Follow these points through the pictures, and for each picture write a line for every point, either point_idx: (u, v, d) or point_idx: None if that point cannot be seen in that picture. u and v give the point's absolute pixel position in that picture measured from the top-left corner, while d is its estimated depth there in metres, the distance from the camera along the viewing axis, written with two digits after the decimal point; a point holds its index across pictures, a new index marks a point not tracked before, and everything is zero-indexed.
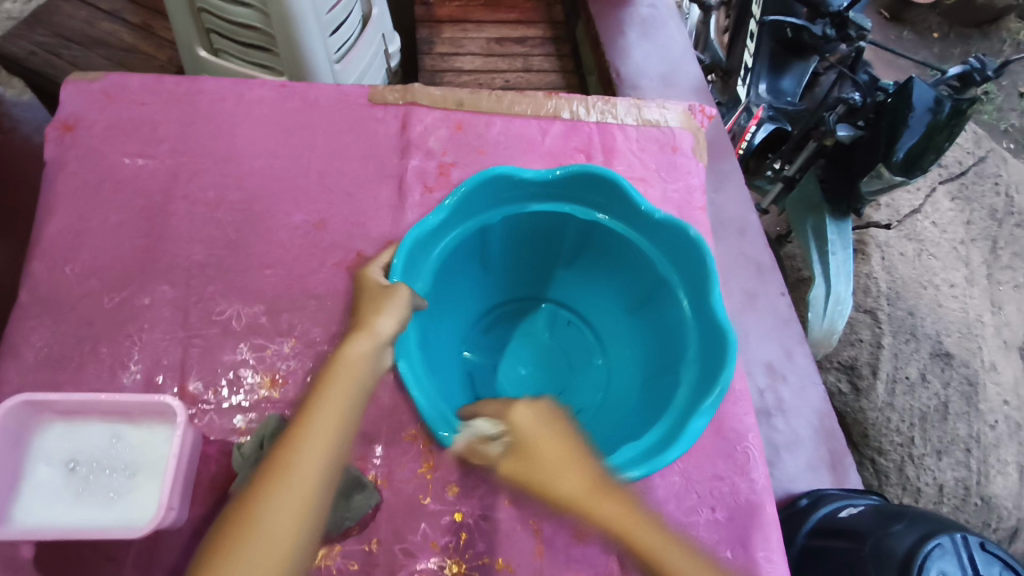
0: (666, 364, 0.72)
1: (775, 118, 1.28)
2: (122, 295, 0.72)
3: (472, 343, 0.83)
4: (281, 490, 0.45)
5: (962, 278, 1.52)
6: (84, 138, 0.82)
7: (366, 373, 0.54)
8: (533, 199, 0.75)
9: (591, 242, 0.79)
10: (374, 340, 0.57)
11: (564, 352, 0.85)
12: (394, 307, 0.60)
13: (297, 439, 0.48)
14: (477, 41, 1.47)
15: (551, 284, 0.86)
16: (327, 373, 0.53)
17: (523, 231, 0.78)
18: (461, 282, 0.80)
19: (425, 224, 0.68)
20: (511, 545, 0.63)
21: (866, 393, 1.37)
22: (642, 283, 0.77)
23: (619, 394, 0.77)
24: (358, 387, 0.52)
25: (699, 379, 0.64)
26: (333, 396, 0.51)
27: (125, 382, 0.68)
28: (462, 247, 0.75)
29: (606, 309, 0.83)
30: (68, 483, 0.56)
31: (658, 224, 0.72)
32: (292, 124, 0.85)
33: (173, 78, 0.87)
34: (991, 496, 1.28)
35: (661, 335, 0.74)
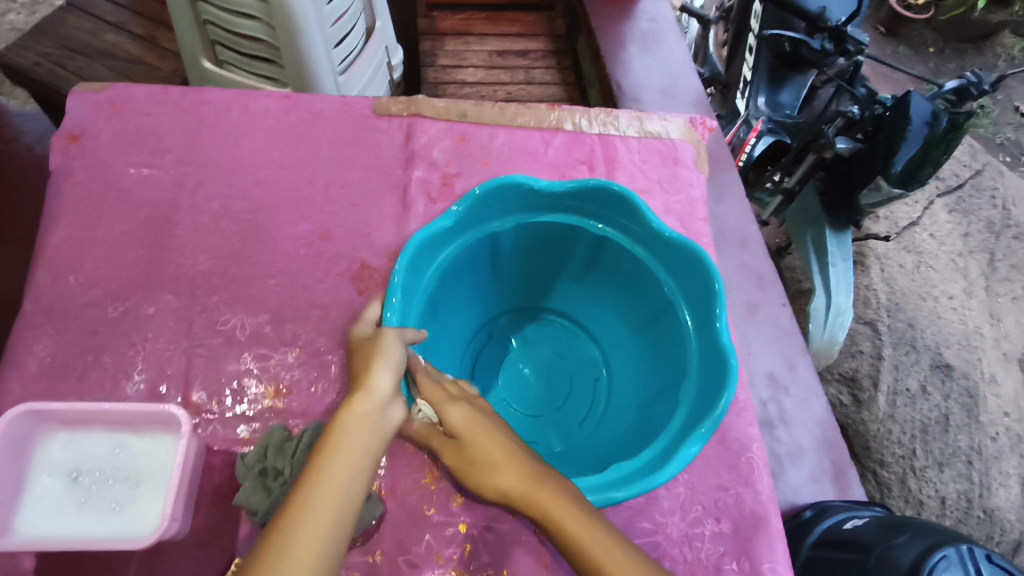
0: (666, 384, 0.72)
1: (775, 131, 1.26)
2: (126, 304, 0.72)
3: (478, 341, 0.85)
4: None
5: (961, 290, 1.52)
6: (91, 148, 0.82)
7: (370, 433, 0.50)
8: (566, 211, 0.76)
9: (619, 267, 0.79)
10: (375, 398, 0.53)
11: (565, 362, 0.86)
12: (389, 360, 0.56)
13: (292, 523, 0.44)
14: (479, 54, 1.49)
15: (576, 304, 0.86)
16: (329, 438, 0.49)
17: (553, 241, 0.79)
18: (481, 280, 0.81)
19: (433, 227, 0.69)
20: (514, 557, 0.63)
21: (867, 404, 1.37)
22: (661, 320, 0.76)
23: (618, 409, 0.78)
24: (359, 457, 0.48)
25: (692, 420, 0.63)
26: (331, 470, 0.47)
27: (128, 391, 0.68)
28: (485, 247, 0.76)
29: (622, 342, 0.83)
30: (70, 493, 0.56)
31: (688, 265, 0.71)
32: (297, 135, 0.85)
33: (179, 89, 0.88)
34: (994, 509, 1.28)
35: (667, 371, 0.73)
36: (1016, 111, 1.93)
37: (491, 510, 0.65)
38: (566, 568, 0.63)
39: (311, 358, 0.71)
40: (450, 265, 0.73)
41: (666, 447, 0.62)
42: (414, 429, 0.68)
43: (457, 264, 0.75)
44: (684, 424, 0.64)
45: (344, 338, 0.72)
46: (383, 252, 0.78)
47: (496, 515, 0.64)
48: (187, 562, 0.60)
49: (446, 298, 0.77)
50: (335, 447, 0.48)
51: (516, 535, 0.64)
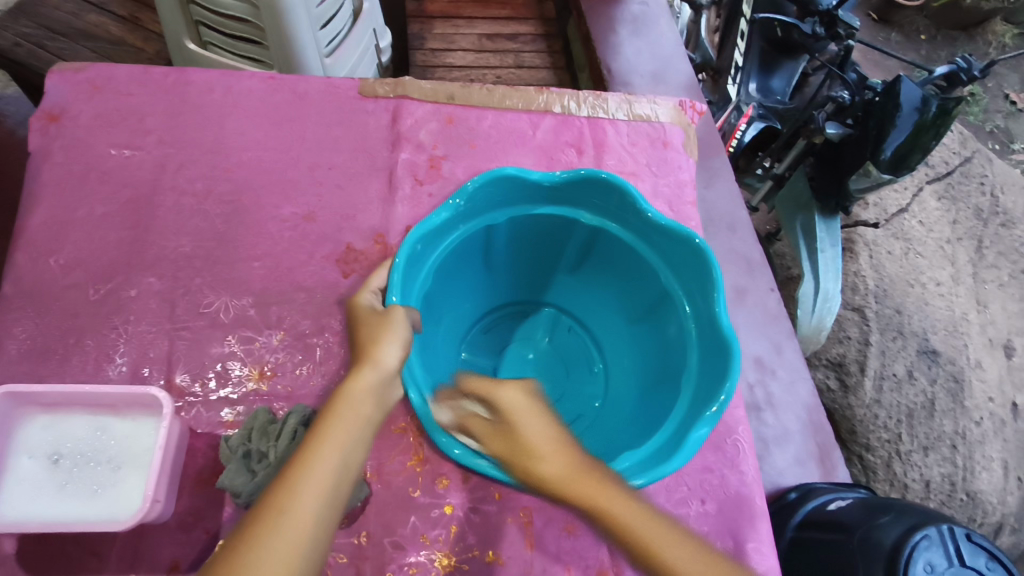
0: (664, 376, 0.72)
1: (765, 116, 1.29)
2: (108, 287, 0.71)
3: (478, 332, 0.85)
4: (275, 531, 0.41)
5: (948, 276, 1.53)
6: (70, 129, 0.81)
7: (375, 407, 0.51)
8: (566, 203, 0.75)
9: (618, 259, 0.78)
10: (379, 371, 0.53)
11: (563, 357, 0.85)
12: (395, 333, 0.57)
13: (294, 479, 0.43)
14: (469, 37, 1.47)
15: (575, 297, 0.86)
16: (330, 407, 0.49)
17: (553, 233, 0.78)
18: (481, 271, 0.81)
19: (431, 220, 0.68)
20: (501, 538, 0.63)
21: (854, 389, 1.39)
22: (659, 311, 0.75)
23: (617, 401, 0.78)
24: (362, 427, 0.49)
25: (692, 409, 0.63)
26: (333, 436, 0.47)
27: (110, 374, 0.67)
28: (483, 238, 0.76)
29: (621, 332, 0.82)
30: (51, 476, 0.55)
31: (689, 258, 0.70)
32: (281, 116, 0.84)
33: (161, 69, 0.86)
34: (977, 492, 1.30)
35: (666, 360, 0.73)
36: (1006, 99, 1.94)
37: (477, 492, 0.65)
38: (550, 549, 0.64)
39: (296, 341, 0.70)
40: (450, 252, 0.73)
41: (666, 435, 0.62)
42: (401, 412, 0.67)
43: (455, 254, 0.74)
44: (684, 413, 0.63)
45: (328, 320, 0.72)
46: (369, 235, 0.77)
47: (482, 496, 0.65)
48: (171, 545, 0.60)
49: (444, 289, 0.76)
50: (341, 414, 0.48)
51: (502, 516, 0.64)
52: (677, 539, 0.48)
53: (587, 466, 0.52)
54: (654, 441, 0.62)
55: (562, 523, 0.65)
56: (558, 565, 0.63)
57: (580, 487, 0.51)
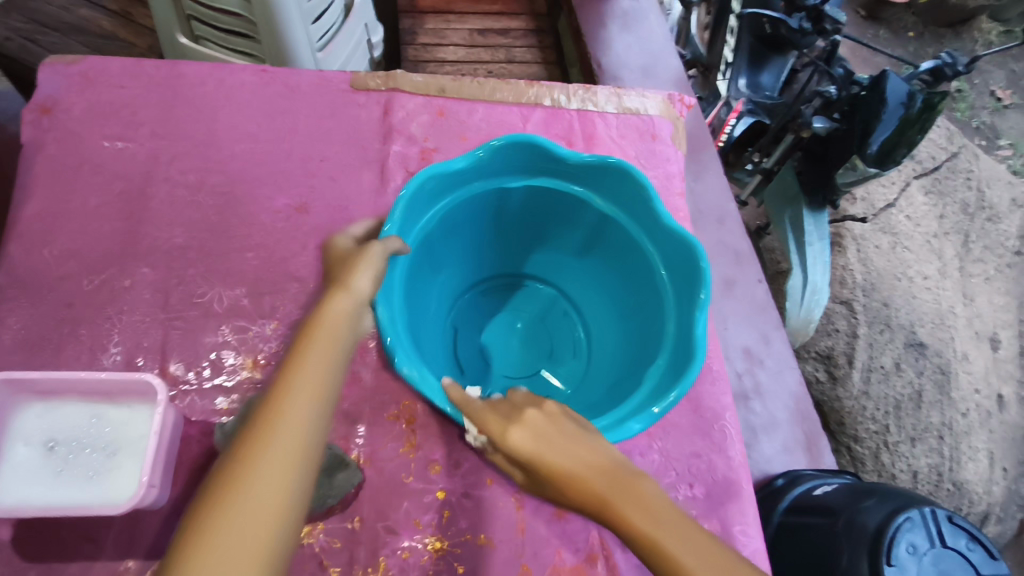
0: (644, 350, 0.73)
1: (754, 111, 1.30)
2: (102, 277, 0.72)
3: (477, 291, 0.88)
4: (250, 488, 0.38)
5: (935, 270, 1.55)
6: (62, 121, 0.81)
7: (344, 336, 0.48)
8: (582, 183, 0.76)
9: (620, 251, 0.78)
10: (354, 297, 0.51)
11: (550, 330, 0.87)
12: (367, 264, 0.55)
13: (267, 435, 0.40)
14: (460, 32, 1.49)
15: (563, 271, 0.87)
16: (305, 334, 0.47)
17: (566, 212, 0.79)
18: (490, 233, 0.82)
19: (449, 165, 0.69)
20: (492, 522, 0.64)
21: (843, 381, 1.42)
22: (647, 306, 0.75)
23: (598, 376, 0.79)
24: (332, 360, 0.46)
25: (655, 394, 0.63)
26: (310, 363, 0.45)
27: (104, 363, 0.68)
28: (496, 201, 0.77)
29: (609, 324, 0.82)
30: (46, 462, 0.56)
31: (685, 261, 0.69)
32: (273, 109, 0.85)
33: (153, 61, 0.87)
34: (963, 482, 1.33)
35: (642, 349, 0.73)
36: (993, 96, 1.97)
37: (469, 478, 0.66)
38: (542, 532, 0.65)
39: (289, 330, 0.71)
40: (454, 212, 0.74)
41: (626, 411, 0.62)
42: (393, 399, 0.68)
43: (464, 211, 0.76)
44: (646, 395, 0.64)
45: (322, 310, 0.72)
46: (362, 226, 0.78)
47: (474, 482, 0.66)
48: (166, 530, 0.60)
49: (433, 260, 0.77)
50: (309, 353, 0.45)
51: (494, 501, 0.65)
52: (682, 535, 0.44)
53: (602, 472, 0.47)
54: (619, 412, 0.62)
55: (553, 508, 0.66)
56: (549, 548, 0.64)
57: (580, 485, 0.47)
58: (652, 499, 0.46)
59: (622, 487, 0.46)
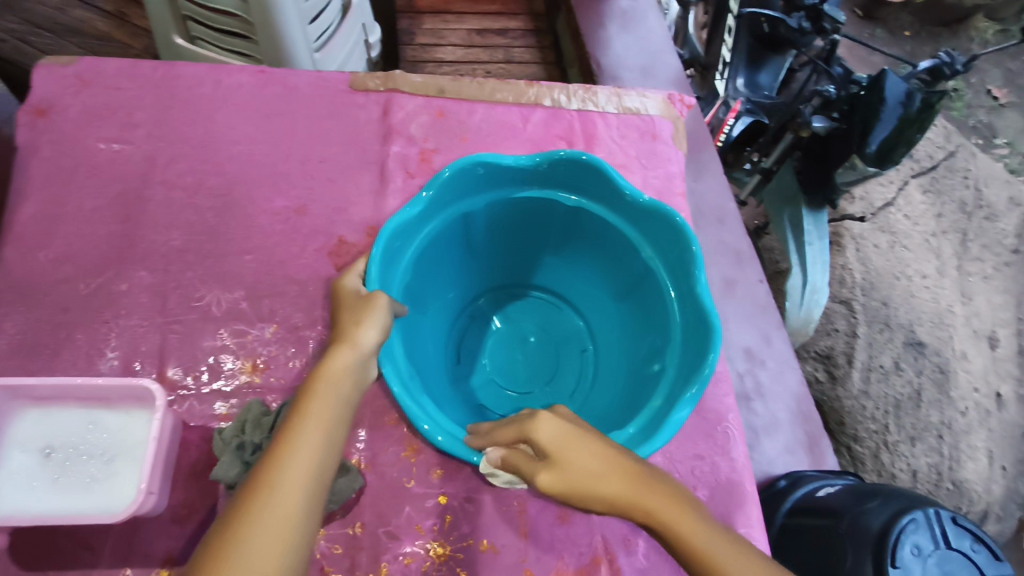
0: (646, 364, 0.72)
1: (753, 111, 1.30)
2: (99, 281, 0.71)
3: (495, 296, 0.88)
4: (261, 520, 0.40)
5: (934, 269, 1.54)
6: (57, 123, 0.80)
7: (354, 386, 0.50)
8: (629, 219, 0.74)
9: (644, 294, 0.75)
10: (358, 350, 0.52)
11: (555, 342, 0.86)
12: (374, 315, 0.55)
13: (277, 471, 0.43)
14: (458, 32, 1.48)
15: (567, 281, 0.86)
16: (309, 386, 0.48)
17: (608, 243, 0.78)
18: (530, 240, 0.83)
19: (485, 155, 0.69)
20: (495, 527, 0.64)
21: (842, 380, 1.41)
22: (650, 360, 0.72)
23: (602, 390, 0.78)
24: (342, 406, 0.48)
25: (618, 452, 0.59)
26: (313, 413, 0.46)
27: (101, 368, 0.67)
28: (540, 210, 0.77)
29: (614, 369, 0.79)
30: (43, 469, 0.55)
31: (700, 331, 0.65)
32: (271, 110, 0.84)
33: (149, 63, 0.86)
34: (962, 481, 1.33)
35: (637, 385, 0.71)
36: (989, 94, 1.97)
37: (471, 482, 0.65)
38: (545, 536, 0.64)
39: (289, 333, 0.70)
40: (460, 222, 0.75)
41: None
42: (394, 403, 0.67)
43: (506, 209, 0.77)
44: (614, 445, 0.60)
45: (322, 313, 0.72)
46: (361, 228, 0.77)
47: (476, 486, 0.65)
48: (164, 537, 0.59)
49: (432, 272, 0.77)
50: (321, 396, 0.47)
51: (496, 505, 0.64)
52: (717, 530, 0.46)
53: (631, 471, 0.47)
54: (628, 428, 0.62)
55: (556, 512, 0.65)
56: (553, 553, 0.64)
57: (614, 491, 0.47)
58: (683, 497, 0.47)
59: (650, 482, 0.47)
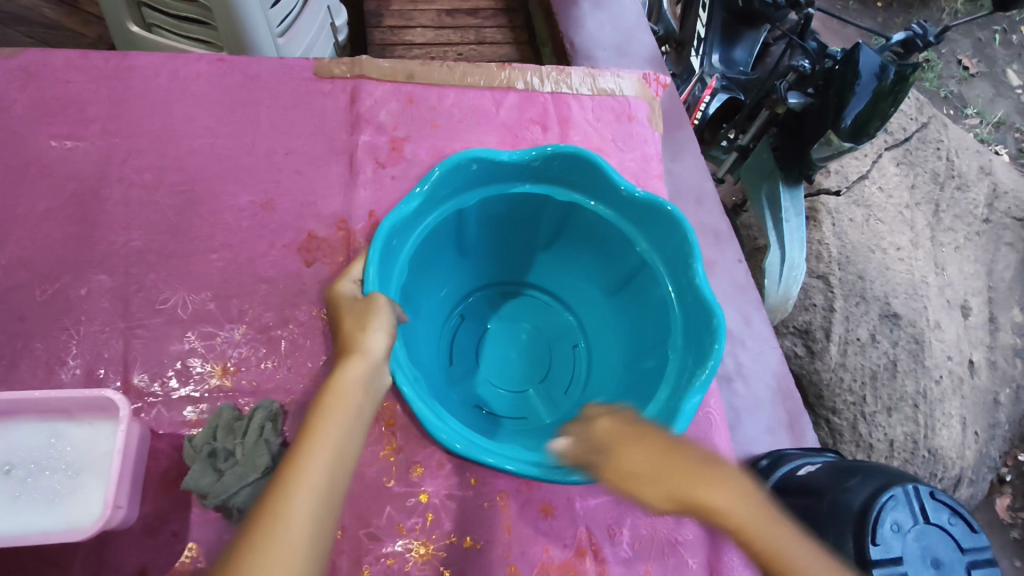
0: (645, 361, 0.71)
1: (728, 88, 1.28)
2: (56, 286, 0.68)
3: (486, 293, 0.86)
4: (270, 544, 0.39)
5: (908, 241, 1.55)
6: (4, 119, 0.76)
7: (367, 400, 0.49)
8: (623, 213, 0.73)
9: (641, 290, 0.75)
10: (369, 360, 0.52)
11: (547, 338, 0.85)
12: (380, 323, 0.55)
13: (288, 487, 0.41)
14: (428, 13, 1.44)
15: (558, 277, 0.85)
16: (322, 398, 0.48)
17: (602, 239, 0.77)
18: (523, 236, 0.81)
19: (471, 153, 0.68)
20: (477, 523, 0.63)
21: (820, 354, 1.43)
22: (649, 355, 0.71)
23: (597, 387, 0.77)
24: (354, 421, 0.47)
25: None
26: (330, 425, 0.45)
27: (63, 378, 0.64)
28: (535, 206, 0.76)
29: (611, 365, 0.77)
30: (3, 486, 0.53)
31: (702, 325, 0.65)
32: (233, 101, 0.80)
33: (100, 53, 0.81)
34: (938, 448, 1.36)
35: (638, 380, 0.71)
36: (959, 65, 1.98)
37: (452, 478, 0.64)
38: (528, 530, 0.64)
39: (259, 334, 0.68)
40: (450, 220, 0.73)
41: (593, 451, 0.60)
42: None
43: (499, 206, 0.75)
44: None
45: (293, 312, 0.70)
46: (331, 221, 0.75)
47: (457, 483, 0.64)
48: (136, 551, 0.58)
49: (423, 271, 0.75)
50: (333, 414, 0.46)
51: (477, 502, 0.64)
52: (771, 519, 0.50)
53: (696, 463, 0.53)
54: (638, 423, 0.62)
55: (539, 505, 0.65)
56: (537, 546, 0.63)
57: (670, 486, 0.52)
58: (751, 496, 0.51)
59: (706, 478, 0.51)
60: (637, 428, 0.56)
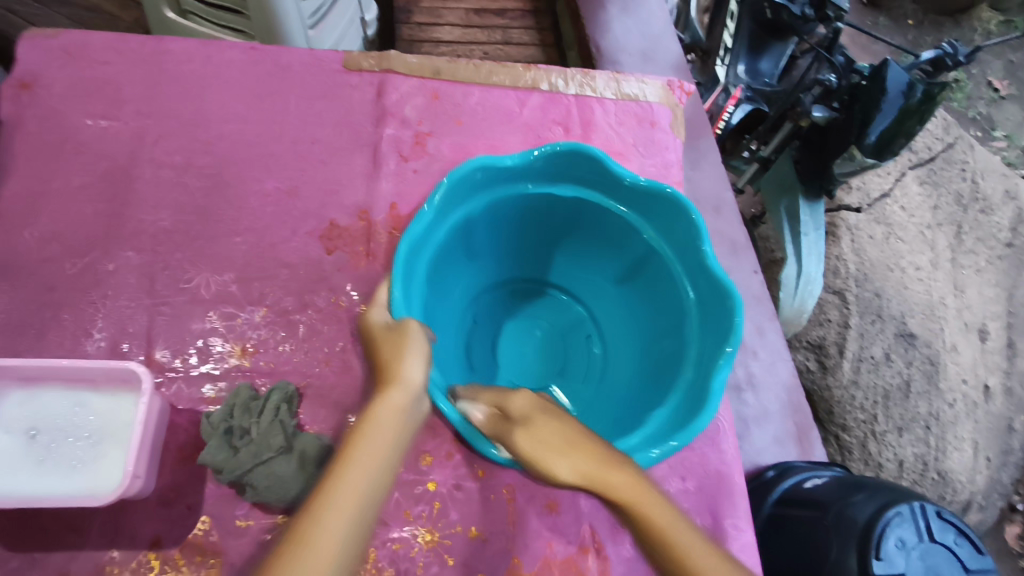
0: (665, 348, 0.72)
1: (753, 99, 1.29)
2: (86, 260, 0.70)
3: (496, 296, 0.86)
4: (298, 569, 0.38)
5: (927, 261, 1.54)
6: (43, 97, 0.78)
7: (404, 433, 0.48)
8: (629, 204, 0.73)
9: (653, 278, 0.75)
10: (408, 390, 0.51)
11: (561, 330, 0.86)
12: (418, 349, 0.54)
13: (320, 512, 0.41)
14: (456, 11, 1.45)
15: (566, 272, 0.85)
16: (361, 425, 0.47)
17: (609, 232, 0.77)
18: (530, 237, 0.81)
19: (483, 159, 0.67)
20: (484, 515, 0.64)
21: (833, 370, 1.42)
22: (669, 341, 0.71)
23: (617, 377, 0.78)
24: (391, 451, 0.46)
25: (668, 432, 0.59)
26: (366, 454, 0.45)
27: (88, 350, 0.66)
28: (544, 206, 0.75)
29: (629, 352, 0.79)
30: (29, 451, 0.55)
31: (718, 305, 0.65)
32: (263, 89, 0.82)
33: (137, 37, 0.84)
34: (947, 471, 1.35)
35: (658, 369, 0.71)
36: (990, 86, 1.96)
37: (461, 469, 0.65)
38: (533, 523, 0.64)
39: (279, 317, 0.70)
40: (463, 225, 0.72)
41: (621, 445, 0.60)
42: None
43: (507, 208, 0.74)
44: (660, 424, 0.61)
45: (312, 298, 0.71)
46: (353, 211, 0.76)
47: (465, 474, 0.65)
48: (151, 520, 0.59)
49: (442, 272, 0.74)
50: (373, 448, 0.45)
51: (484, 493, 0.65)
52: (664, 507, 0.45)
53: (595, 448, 0.48)
54: (663, 414, 0.62)
55: (544, 501, 0.65)
56: (541, 540, 0.64)
57: (576, 465, 0.47)
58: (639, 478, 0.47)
59: (606, 462, 0.47)
60: (542, 406, 0.52)
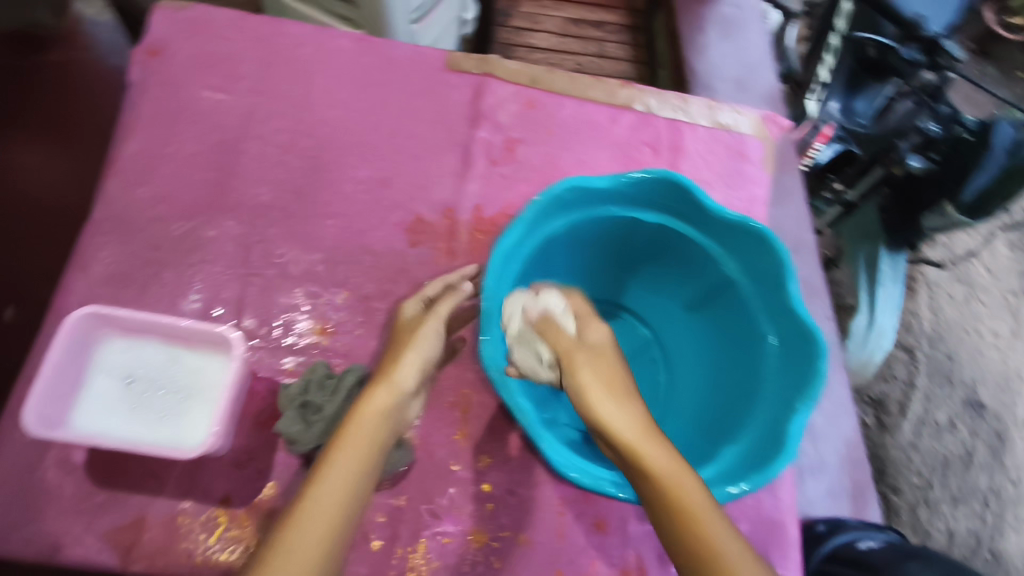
0: (734, 383, 0.71)
1: (844, 138, 1.18)
2: (190, 224, 0.74)
3: None
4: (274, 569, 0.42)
5: (1009, 329, 1.46)
6: (168, 66, 0.83)
7: (381, 436, 0.50)
8: (711, 233, 0.72)
9: (728, 310, 0.73)
10: (394, 392, 0.53)
11: (626, 353, 0.86)
12: (417, 352, 0.57)
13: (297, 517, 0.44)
14: (554, 19, 1.45)
15: (637, 294, 0.85)
16: (344, 428, 0.50)
17: (687, 259, 0.75)
18: (605, 257, 0.81)
19: (576, 180, 0.67)
20: (533, 523, 0.64)
21: (891, 429, 1.34)
22: (740, 375, 0.70)
23: (680, 407, 0.77)
24: (370, 456, 0.49)
25: (743, 473, 0.59)
26: (345, 460, 0.48)
27: (183, 309, 0.70)
28: (624, 229, 0.74)
29: (694, 381, 0.78)
30: (123, 397, 0.58)
31: (799, 347, 0.63)
32: (368, 80, 0.85)
33: (257, 17, 0.88)
34: (1003, 553, 1.26)
35: (727, 405, 0.70)
36: None
37: (516, 475, 0.66)
38: (580, 540, 0.65)
39: (359, 302, 0.72)
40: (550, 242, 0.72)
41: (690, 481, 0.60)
42: (452, 387, 0.69)
43: (588, 227, 0.74)
44: (728, 465, 0.62)
45: (393, 288, 0.73)
46: (439, 208, 0.78)
47: (520, 480, 0.66)
48: (224, 478, 0.62)
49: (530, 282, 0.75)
50: (329, 474, 0.46)
51: (535, 502, 0.65)
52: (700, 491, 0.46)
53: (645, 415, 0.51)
54: (733, 453, 0.62)
55: (593, 519, 0.66)
56: (585, 558, 0.64)
57: (621, 417, 0.50)
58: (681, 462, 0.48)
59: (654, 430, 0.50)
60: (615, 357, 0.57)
